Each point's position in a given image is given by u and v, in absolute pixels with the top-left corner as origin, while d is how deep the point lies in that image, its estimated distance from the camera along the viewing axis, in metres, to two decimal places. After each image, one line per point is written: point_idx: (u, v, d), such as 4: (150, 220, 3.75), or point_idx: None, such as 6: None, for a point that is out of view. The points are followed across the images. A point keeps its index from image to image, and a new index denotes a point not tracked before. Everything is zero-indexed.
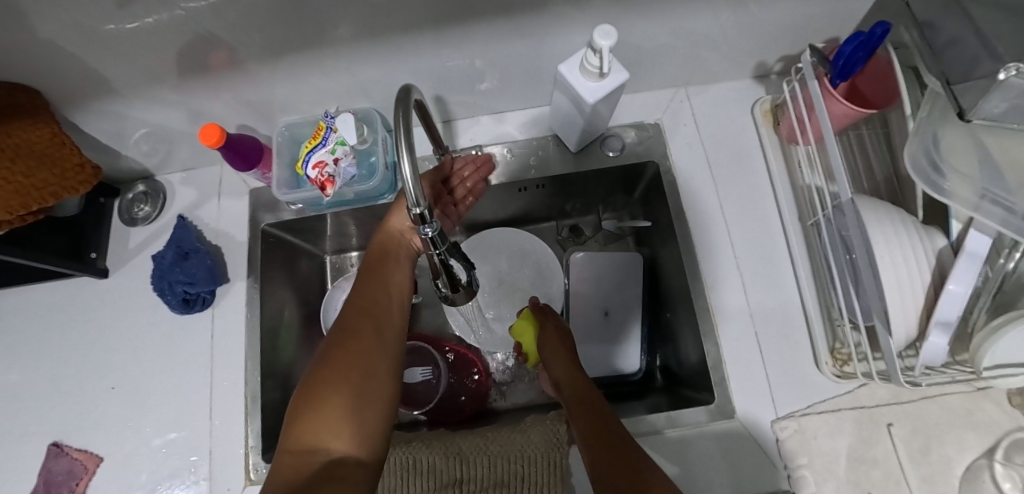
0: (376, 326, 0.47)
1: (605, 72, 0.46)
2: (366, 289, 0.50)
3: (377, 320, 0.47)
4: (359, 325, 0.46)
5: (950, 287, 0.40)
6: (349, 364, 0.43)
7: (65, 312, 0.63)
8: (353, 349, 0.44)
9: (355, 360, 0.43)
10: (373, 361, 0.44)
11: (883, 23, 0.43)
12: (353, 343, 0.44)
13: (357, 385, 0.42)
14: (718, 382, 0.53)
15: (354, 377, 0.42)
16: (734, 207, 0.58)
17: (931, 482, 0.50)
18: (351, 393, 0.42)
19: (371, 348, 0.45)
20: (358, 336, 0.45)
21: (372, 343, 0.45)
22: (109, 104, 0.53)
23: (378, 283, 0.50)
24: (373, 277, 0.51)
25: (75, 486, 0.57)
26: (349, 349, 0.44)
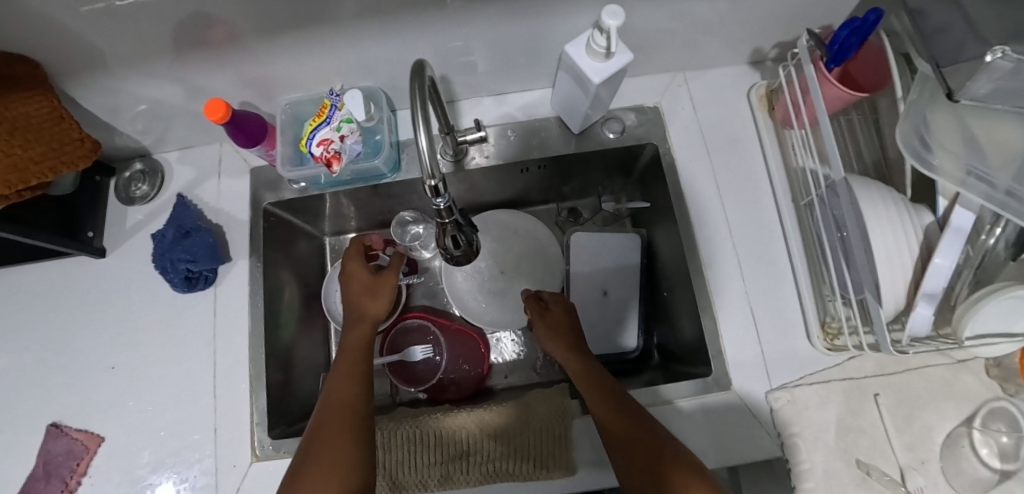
0: (346, 419, 0.44)
1: (611, 52, 0.47)
2: (337, 397, 0.46)
3: (348, 413, 0.45)
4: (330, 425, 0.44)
5: (937, 260, 0.42)
6: (326, 458, 0.41)
7: (61, 293, 0.62)
8: (331, 447, 0.42)
9: (332, 457, 0.41)
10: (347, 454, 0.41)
11: (877, 10, 0.45)
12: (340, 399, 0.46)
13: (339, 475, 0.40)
14: (716, 356, 0.55)
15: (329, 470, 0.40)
16: (731, 187, 0.60)
17: (913, 447, 0.53)
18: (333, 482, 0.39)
19: (346, 442, 0.42)
20: (330, 436, 0.43)
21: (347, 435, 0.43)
22: (106, 80, 0.53)
23: (348, 377, 0.48)
24: (345, 375, 0.48)
25: (75, 467, 0.56)
26: (325, 452, 0.41)
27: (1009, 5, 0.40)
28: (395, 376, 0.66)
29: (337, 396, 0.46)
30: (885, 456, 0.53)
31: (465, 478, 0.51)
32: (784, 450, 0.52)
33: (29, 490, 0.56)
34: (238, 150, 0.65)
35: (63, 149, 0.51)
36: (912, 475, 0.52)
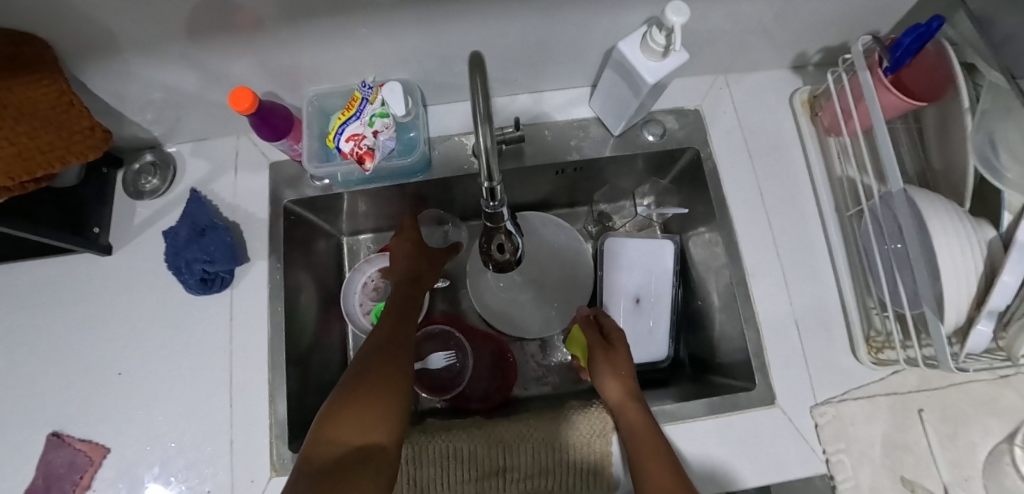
0: (396, 367, 0.44)
1: (669, 51, 0.45)
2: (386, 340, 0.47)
3: (401, 362, 0.45)
4: (385, 365, 0.44)
5: (1005, 278, 0.40)
6: (374, 392, 0.40)
7: (65, 292, 0.58)
8: (380, 376, 0.42)
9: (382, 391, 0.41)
10: (393, 399, 0.41)
11: (942, 16, 0.43)
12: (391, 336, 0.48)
13: (383, 410, 0.39)
14: (759, 368, 0.53)
15: (373, 403, 0.39)
16: (773, 195, 0.58)
17: (957, 464, 0.52)
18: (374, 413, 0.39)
19: (394, 387, 0.42)
20: (383, 374, 0.42)
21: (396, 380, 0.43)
22: (121, 65, 0.49)
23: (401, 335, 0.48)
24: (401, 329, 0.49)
25: (78, 479, 0.53)
26: (375, 383, 0.41)
27: None
28: (417, 384, 0.63)
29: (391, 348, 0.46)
30: (930, 473, 0.52)
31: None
32: (830, 467, 0.51)
33: None
34: (256, 144, 0.61)
35: (71, 139, 0.48)
36: (955, 490, 0.52)
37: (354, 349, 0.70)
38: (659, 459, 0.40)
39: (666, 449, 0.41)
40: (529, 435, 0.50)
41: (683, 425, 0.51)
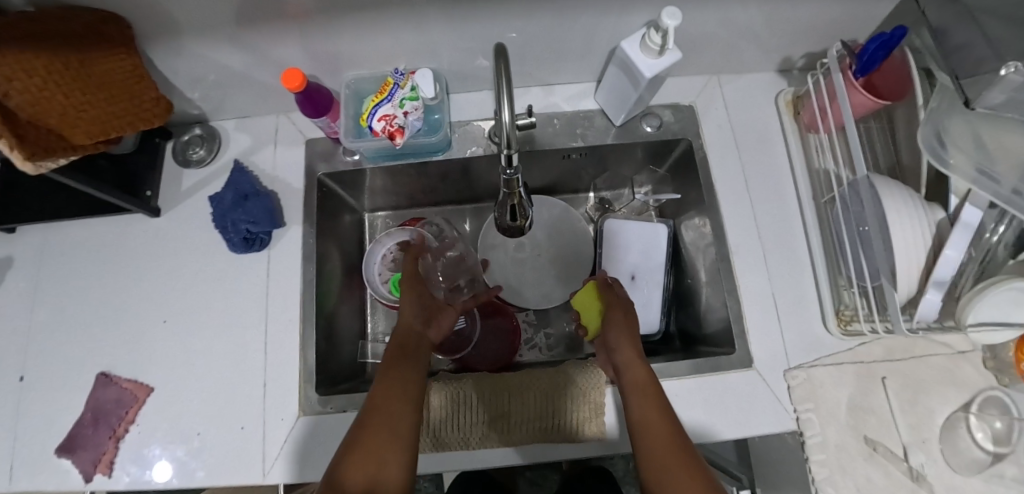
0: (392, 418, 0.44)
1: (664, 49, 0.52)
2: (386, 372, 0.48)
3: (398, 409, 0.44)
4: (377, 417, 0.43)
5: (948, 251, 0.47)
6: (369, 453, 0.41)
7: (118, 249, 0.65)
8: (382, 416, 0.43)
9: (377, 448, 0.41)
10: (391, 455, 0.41)
11: (903, 26, 0.50)
12: (391, 365, 0.49)
13: (378, 469, 0.40)
14: (740, 335, 0.60)
15: (368, 468, 0.40)
16: (758, 183, 0.65)
17: (915, 427, 0.58)
18: (371, 473, 0.40)
19: (392, 441, 0.42)
20: (377, 430, 0.42)
21: (391, 434, 0.43)
22: (186, 45, 0.56)
23: (401, 377, 0.47)
24: (398, 372, 0.48)
25: (124, 414, 0.59)
26: (370, 441, 0.41)
27: None
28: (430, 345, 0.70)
29: (388, 394, 0.45)
30: (891, 434, 0.58)
31: (506, 437, 0.55)
32: (799, 423, 0.57)
33: (78, 434, 0.59)
34: (295, 123, 0.68)
35: (140, 107, 0.56)
36: (913, 451, 0.58)
37: (371, 316, 0.77)
38: (681, 454, 0.42)
39: (685, 439, 0.44)
40: (536, 387, 0.57)
41: (669, 381, 0.58)
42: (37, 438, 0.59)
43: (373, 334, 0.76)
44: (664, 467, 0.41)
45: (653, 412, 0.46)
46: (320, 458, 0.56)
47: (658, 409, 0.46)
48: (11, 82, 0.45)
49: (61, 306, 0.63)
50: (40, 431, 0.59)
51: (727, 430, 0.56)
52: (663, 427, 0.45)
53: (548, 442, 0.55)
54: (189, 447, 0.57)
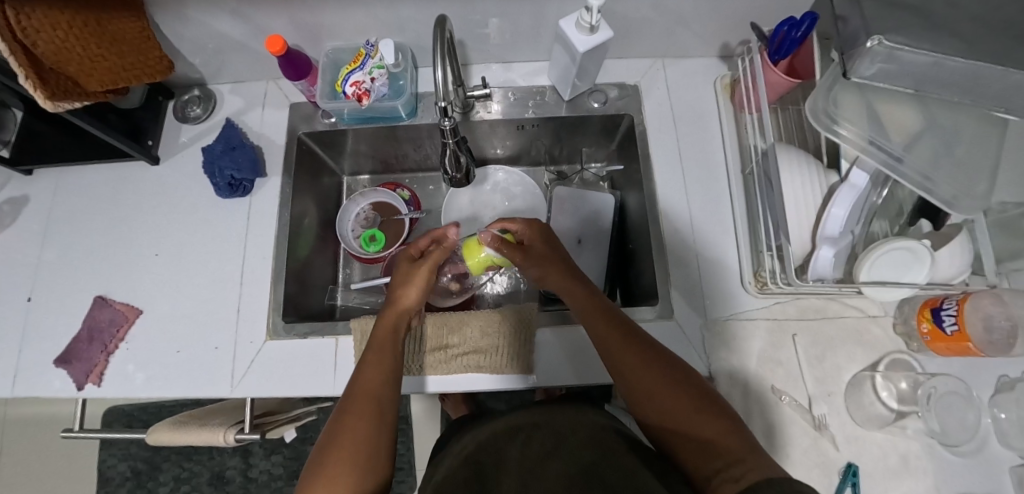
0: (377, 400, 0.50)
1: (594, 27, 0.59)
2: (370, 363, 0.53)
3: (381, 393, 0.50)
4: (361, 403, 0.49)
5: (834, 209, 0.54)
6: (353, 441, 0.46)
7: (122, 191, 0.74)
8: (363, 405, 0.49)
9: (364, 434, 0.47)
10: (377, 438, 0.47)
11: (811, 13, 0.55)
12: (376, 353, 0.54)
13: (369, 453, 0.46)
14: (664, 289, 0.66)
15: (358, 454, 0.46)
16: (691, 156, 0.72)
17: (822, 380, 0.63)
18: (365, 455, 0.46)
19: (373, 424, 0.48)
20: (363, 416, 0.48)
21: (377, 413, 0.49)
22: (186, 14, 0.65)
23: (380, 365, 0.53)
24: (378, 354, 0.54)
25: (115, 332, 0.67)
26: (350, 431, 0.47)
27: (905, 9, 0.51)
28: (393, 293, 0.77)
29: (369, 379, 0.52)
30: (797, 385, 0.63)
31: (444, 365, 0.63)
32: (711, 369, 0.63)
33: (74, 348, 0.66)
34: (282, 88, 0.77)
35: (148, 62, 0.66)
36: (818, 402, 0.63)
37: (344, 267, 0.84)
38: (659, 374, 0.48)
39: (669, 373, 0.48)
40: (503, 317, 0.64)
41: None
42: (38, 351, 0.67)
43: (345, 283, 0.84)
44: (634, 368, 0.49)
45: (606, 329, 0.52)
46: (282, 377, 0.63)
47: (611, 322, 0.52)
48: (38, 33, 0.53)
49: (68, 239, 0.72)
50: (41, 345, 0.68)
51: None
52: (623, 343, 0.50)
53: (499, 372, 0.62)
54: (168, 363, 0.65)
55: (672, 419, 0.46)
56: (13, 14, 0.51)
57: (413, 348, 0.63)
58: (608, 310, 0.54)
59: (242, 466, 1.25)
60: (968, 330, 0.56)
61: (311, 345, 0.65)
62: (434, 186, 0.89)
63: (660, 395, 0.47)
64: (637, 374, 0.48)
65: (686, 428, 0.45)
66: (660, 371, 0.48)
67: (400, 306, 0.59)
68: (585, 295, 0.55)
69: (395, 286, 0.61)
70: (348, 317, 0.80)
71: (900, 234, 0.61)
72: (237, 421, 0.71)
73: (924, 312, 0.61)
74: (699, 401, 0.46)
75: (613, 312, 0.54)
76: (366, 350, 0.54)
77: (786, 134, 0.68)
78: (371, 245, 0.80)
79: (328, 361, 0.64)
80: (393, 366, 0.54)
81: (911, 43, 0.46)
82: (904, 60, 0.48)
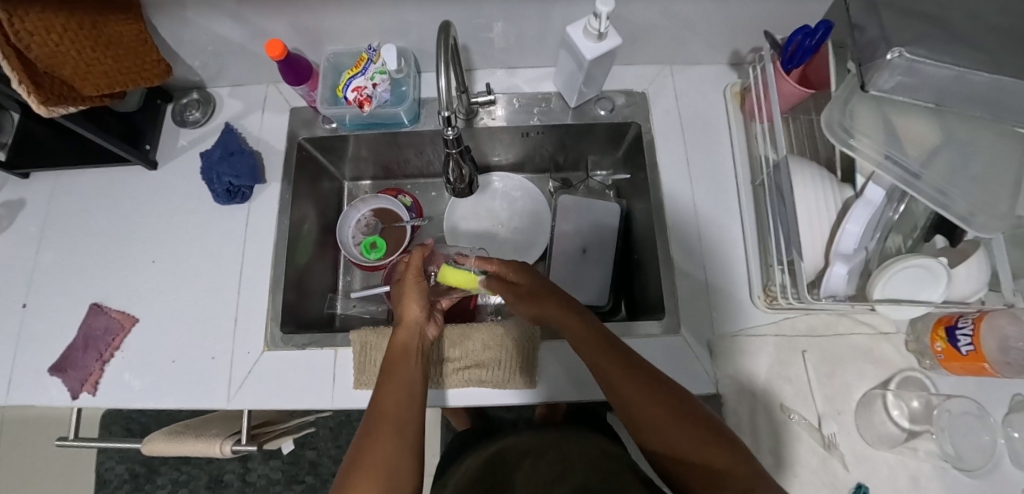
0: (398, 417, 0.49)
1: (603, 34, 0.57)
2: (388, 383, 0.52)
3: (401, 410, 0.50)
4: (383, 421, 0.48)
5: (849, 226, 0.52)
6: (377, 461, 0.46)
7: (119, 196, 0.73)
8: (384, 426, 0.48)
9: (387, 452, 0.46)
10: (401, 455, 0.46)
11: (826, 21, 0.53)
12: (394, 372, 0.53)
13: (395, 469, 0.46)
14: (670, 303, 0.65)
15: (383, 474, 0.45)
16: (700, 166, 0.70)
17: (831, 398, 0.62)
18: (389, 475, 0.45)
19: (396, 442, 0.47)
20: (384, 435, 0.47)
21: (401, 426, 0.48)
22: (185, 16, 0.63)
23: (399, 381, 0.52)
24: (394, 371, 0.53)
25: (110, 340, 0.66)
26: (374, 450, 0.46)
27: (925, 18, 0.49)
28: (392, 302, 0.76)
29: (388, 397, 0.51)
30: (807, 404, 0.61)
31: (444, 379, 0.61)
32: (717, 386, 0.61)
33: (68, 356, 0.65)
34: (282, 92, 0.76)
35: (144, 66, 0.64)
36: (828, 421, 0.61)
37: (344, 274, 0.83)
38: (662, 398, 0.47)
39: (670, 395, 0.48)
40: (502, 331, 0.62)
41: None
42: (31, 358, 0.66)
43: (345, 291, 0.82)
44: (638, 401, 0.47)
45: (600, 351, 0.50)
46: (279, 389, 0.62)
47: (612, 352, 0.50)
48: (32, 36, 0.52)
49: (64, 244, 0.71)
50: (34, 352, 0.66)
51: None
52: (625, 375, 0.48)
53: (501, 386, 0.61)
54: (164, 373, 0.64)
55: (674, 442, 0.46)
56: (6, 18, 0.50)
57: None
58: (609, 338, 0.52)
59: (241, 470, 1.24)
60: (983, 350, 0.54)
61: (309, 356, 0.63)
62: (437, 193, 0.87)
63: (665, 429, 0.46)
64: (640, 406, 0.47)
65: (692, 459, 0.45)
66: (664, 395, 0.48)
67: (407, 321, 0.59)
68: (583, 323, 0.53)
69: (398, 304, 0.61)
70: (347, 326, 0.79)
71: (913, 250, 0.59)
72: (233, 432, 0.70)
73: (938, 330, 0.59)
74: (703, 433, 0.46)
75: (613, 340, 0.52)
76: (382, 368, 0.54)
77: (797, 145, 0.67)
78: (372, 252, 0.79)
79: (326, 373, 0.62)
80: (412, 381, 0.53)
81: (932, 56, 0.44)
82: (925, 73, 0.46)
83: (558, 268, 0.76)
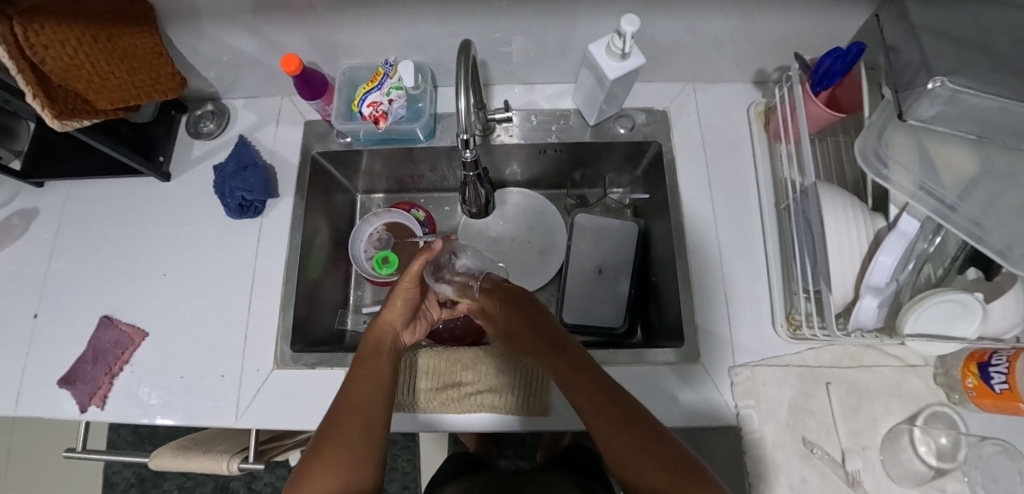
0: (366, 410, 0.48)
1: (626, 53, 0.55)
2: (360, 375, 0.51)
3: (370, 402, 0.48)
4: (349, 415, 0.47)
5: (880, 258, 0.50)
6: (341, 453, 0.44)
7: (133, 207, 0.72)
8: (350, 414, 0.47)
9: (351, 442, 0.45)
10: (365, 449, 0.45)
11: (858, 43, 0.51)
12: (364, 365, 0.52)
13: (353, 462, 0.43)
14: (688, 329, 0.63)
15: (343, 468, 0.43)
16: (721, 189, 0.69)
17: (856, 433, 0.59)
18: (350, 465, 0.43)
19: (361, 437, 0.45)
20: (349, 429, 0.46)
21: (367, 417, 0.47)
22: (196, 29, 0.62)
23: (371, 373, 0.51)
24: (364, 365, 0.52)
25: (119, 354, 0.65)
26: (338, 441, 0.45)
27: (962, 45, 0.47)
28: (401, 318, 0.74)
29: (356, 392, 0.49)
30: (830, 438, 0.59)
31: (455, 403, 0.60)
32: (736, 418, 0.59)
33: (78, 369, 0.65)
34: (297, 105, 0.75)
35: (159, 80, 0.63)
36: (852, 457, 0.58)
37: (355, 289, 0.82)
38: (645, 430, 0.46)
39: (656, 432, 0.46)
40: (517, 357, 0.61)
41: (611, 368, 0.62)
42: (41, 372, 0.65)
43: (356, 305, 0.81)
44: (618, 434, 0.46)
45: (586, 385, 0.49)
46: (288, 410, 0.61)
47: (589, 381, 0.49)
48: (47, 49, 0.52)
49: (75, 255, 0.71)
50: (43, 366, 0.66)
51: (672, 419, 0.59)
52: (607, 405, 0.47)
53: (515, 414, 0.59)
54: (173, 389, 0.63)
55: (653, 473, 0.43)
56: (21, 30, 0.50)
57: (409, 385, 0.61)
58: (567, 362, 0.52)
59: (247, 478, 1.23)
60: (1018, 390, 0.51)
61: (319, 376, 0.62)
62: (450, 207, 0.86)
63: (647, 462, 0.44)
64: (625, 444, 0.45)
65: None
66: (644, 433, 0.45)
67: (384, 321, 0.59)
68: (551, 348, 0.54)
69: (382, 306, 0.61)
70: (357, 342, 0.78)
71: (943, 284, 0.56)
72: (240, 449, 0.69)
73: (969, 365, 0.56)
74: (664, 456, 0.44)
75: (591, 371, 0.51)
76: (354, 362, 0.53)
77: (825, 169, 0.64)
78: (384, 267, 0.77)
79: (336, 393, 0.61)
80: (382, 375, 0.52)
81: (976, 86, 0.42)
82: (969, 103, 0.43)
83: (573, 289, 0.74)
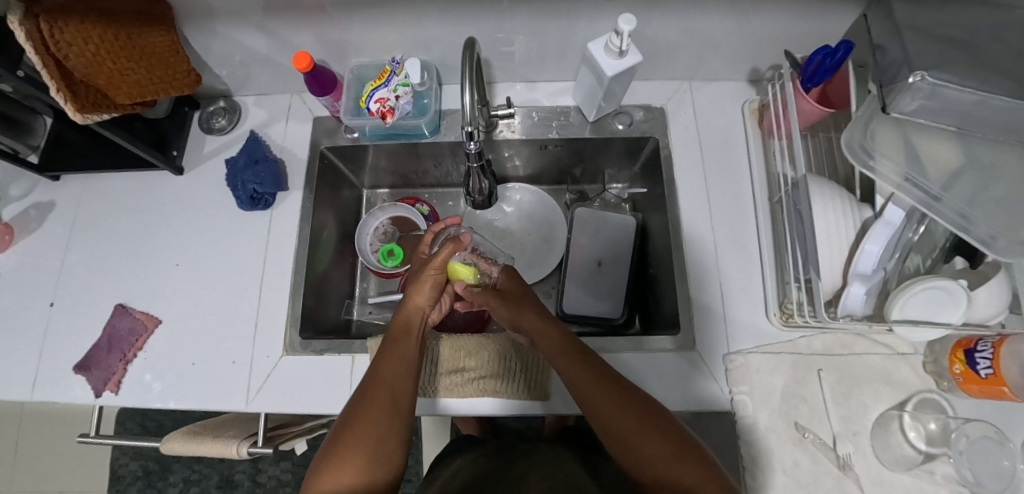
0: (394, 390, 0.51)
1: (624, 51, 0.58)
2: (387, 354, 0.54)
3: (396, 381, 0.51)
4: (378, 391, 0.50)
5: (867, 246, 0.53)
6: (368, 429, 0.48)
7: (147, 200, 0.75)
8: (378, 391, 0.50)
9: (378, 420, 0.48)
10: (390, 427, 0.49)
11: (846, 41, 0.53)
12: (392, 344, 0.55)
13: (379, 438, 0.48)
14: (684, 318, 0.65)
15: (371, 443, 0.47)
16: (717, 183, 0.71)
17: (847, 419, 0.61)
18: (377, 440, 0.48)
19: (388, 413, 0.49)
20: (377, 406, 0.49)
21: (393, 395, 0.50)
22: (210, 28, 0.65)
23: (398, 352, 0.54)
24: (397, 346, 0.55)
25: (134, 341, 0.67)
26: (369, 414, 0.49)
27: (944, 42, 0.49)
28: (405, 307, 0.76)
29: (387, 369, 0.52)
30: (822, 423, 0.61)
31: (462, 390, 0.62)
32: (731, 403, 0.61)
33: (93, 356, 0.67)
34: (306, 102, 0.78)
35: (175, 76, 0.66)
36: (843, 442, 0.60)
37: (360, 281, 0.84)
38: (649, 416, 0.49)
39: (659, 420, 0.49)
40: (521, 348, 0.63)
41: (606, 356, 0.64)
42: (57, 358, 0.68)
43: (361, 297, 0.83)
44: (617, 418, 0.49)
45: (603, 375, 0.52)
46: (296, 394, 0.63)
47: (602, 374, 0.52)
48: (70, 46, 0.55)
49: (91, 246, 0.73)
50: (59, 352, 0.68)
51: (672, 404, 0.61)
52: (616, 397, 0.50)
53: (519, 401, 0.61)
54: (185, 374, 0.65)
55: (649, 459, 0.47)
56: (47, 28, 0.52)
57: (429, 370, 0.63)
58: (585, 353, 0.54)
59: (251, 471, 1.25)
60: (1003, 375, 0.52)
61: (326, 362, 0.64)
62: (453, 202, 0.88)
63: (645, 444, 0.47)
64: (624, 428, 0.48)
65: (665, 480, 0.46)
66: (648, 419, 0.49)
67: (413, 301, 0.60)
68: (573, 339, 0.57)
69: (411, 284, 0.62)
70: (363, 332, 0.80)
71: (932, 272, 0.58)
72: (249, 434, 0.71)
73: (957, 352, 0.58)
74: (667, 441, 0.47)
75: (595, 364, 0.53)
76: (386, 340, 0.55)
77: (816, 163, 0.66)
78: (389, 260, 0.79)
79: (343, 378, 0.63)
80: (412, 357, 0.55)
81: (956, 80, 0.44)
82: (950, 97, 0.45)
83: (572, 281, 0.76)
